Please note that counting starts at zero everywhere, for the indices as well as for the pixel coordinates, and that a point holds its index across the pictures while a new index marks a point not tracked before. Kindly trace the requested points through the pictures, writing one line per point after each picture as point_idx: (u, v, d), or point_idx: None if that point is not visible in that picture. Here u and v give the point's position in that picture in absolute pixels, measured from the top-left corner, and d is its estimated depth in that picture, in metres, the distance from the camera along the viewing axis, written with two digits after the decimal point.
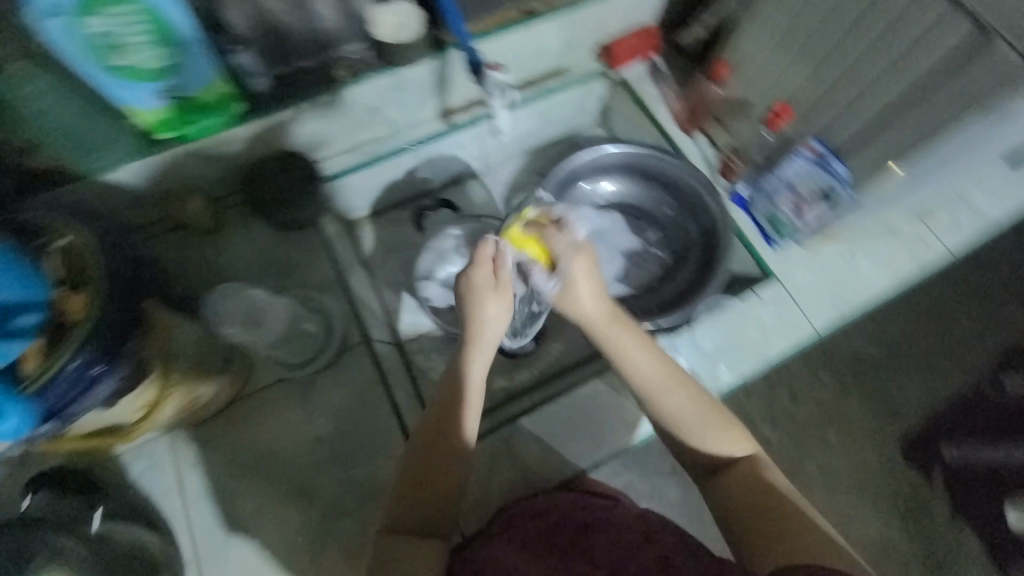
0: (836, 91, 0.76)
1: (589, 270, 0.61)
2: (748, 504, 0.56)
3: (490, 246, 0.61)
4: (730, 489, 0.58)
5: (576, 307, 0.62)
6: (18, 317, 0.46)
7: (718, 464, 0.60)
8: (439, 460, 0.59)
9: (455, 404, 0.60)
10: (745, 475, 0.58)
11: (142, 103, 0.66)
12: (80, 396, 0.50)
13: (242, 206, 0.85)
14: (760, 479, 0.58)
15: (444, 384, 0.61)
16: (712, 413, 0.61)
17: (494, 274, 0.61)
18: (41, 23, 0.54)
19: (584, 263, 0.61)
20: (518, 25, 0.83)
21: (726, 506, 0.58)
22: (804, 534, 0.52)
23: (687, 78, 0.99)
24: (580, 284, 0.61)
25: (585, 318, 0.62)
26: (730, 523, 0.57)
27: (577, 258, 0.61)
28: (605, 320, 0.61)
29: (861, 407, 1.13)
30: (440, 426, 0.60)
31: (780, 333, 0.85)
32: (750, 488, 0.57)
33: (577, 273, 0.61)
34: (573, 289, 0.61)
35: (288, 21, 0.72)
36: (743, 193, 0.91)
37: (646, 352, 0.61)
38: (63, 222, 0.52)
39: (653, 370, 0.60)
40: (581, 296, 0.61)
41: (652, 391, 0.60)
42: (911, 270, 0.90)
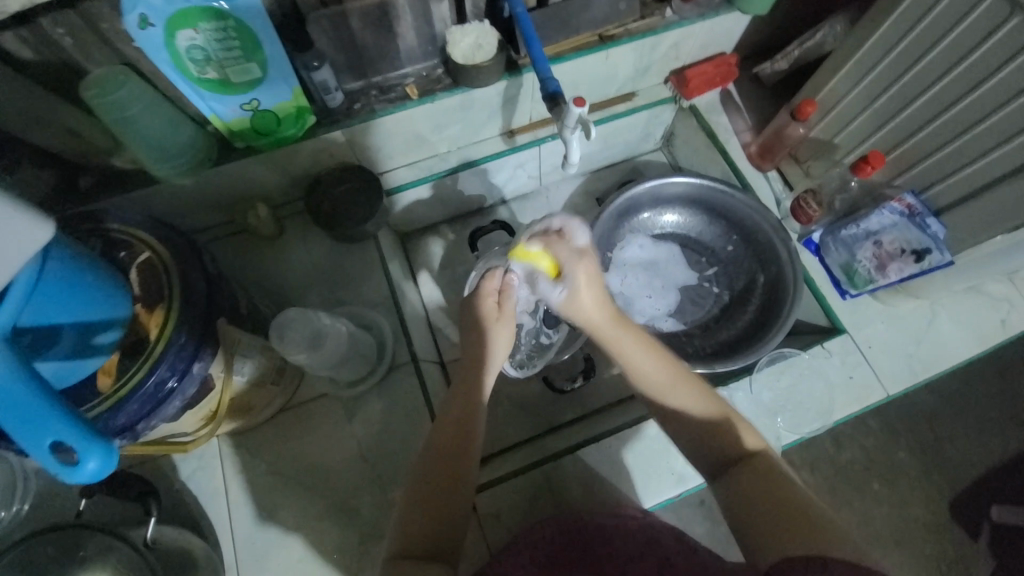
0: (939, 143, 0.69)
1: (592, 278, 0.64)
2: (756, 494, 0.53)
3: (495, 280, 0.67)
4: (747, 483, 0.55)
5: (579, 314, 0.64)
6: (98, 336, 0.47)
7: (732, 457, 0.58)
8: (455, 449, 0.60)
9: (465, 415, 0.62)
10: (757, 471, 0.55)
11: (225, 112, 0.68)
12: (148, 417, 0.50)
13: (306, 215, 0.88)
14: (771, 472, 0.55)
15: (456, 400, 0.63)
16: (718, 411, 0.60)
17: (499, 305, 0.67)
18: (136, 35, 0.56)
19: (582, 272, 0.63)
20: (596, 49, 0.80)
21: (736, 500, 0.54)
22: (809, 519, 0.49)
23: (761, 112, 0.95)
24: (584, 292, 0.63)
25: (590, 322, 0.64)
26: (748, 527, 0.52)
27: (577, 268, 0.63)
28: (606, 323, 0.63)
29: (911, 461, 1.13)
30: (457, 417, 0.62)
31: (849, 394, 0.79)
32: (756, 475, 0.55)
33: (579, 282, 0.63)
34: (577, 297, 0.63)
35: (364, 38, 0.71)
36: (816, 236, 0.86)
37: (641, 352, 0.62)
38: (154, 237, 0.54)
39: (656, 367, 0.62)
40: (585, 304, 0.63)
41: (657, 387, 0.61)
42: (999, 336, 0.82)
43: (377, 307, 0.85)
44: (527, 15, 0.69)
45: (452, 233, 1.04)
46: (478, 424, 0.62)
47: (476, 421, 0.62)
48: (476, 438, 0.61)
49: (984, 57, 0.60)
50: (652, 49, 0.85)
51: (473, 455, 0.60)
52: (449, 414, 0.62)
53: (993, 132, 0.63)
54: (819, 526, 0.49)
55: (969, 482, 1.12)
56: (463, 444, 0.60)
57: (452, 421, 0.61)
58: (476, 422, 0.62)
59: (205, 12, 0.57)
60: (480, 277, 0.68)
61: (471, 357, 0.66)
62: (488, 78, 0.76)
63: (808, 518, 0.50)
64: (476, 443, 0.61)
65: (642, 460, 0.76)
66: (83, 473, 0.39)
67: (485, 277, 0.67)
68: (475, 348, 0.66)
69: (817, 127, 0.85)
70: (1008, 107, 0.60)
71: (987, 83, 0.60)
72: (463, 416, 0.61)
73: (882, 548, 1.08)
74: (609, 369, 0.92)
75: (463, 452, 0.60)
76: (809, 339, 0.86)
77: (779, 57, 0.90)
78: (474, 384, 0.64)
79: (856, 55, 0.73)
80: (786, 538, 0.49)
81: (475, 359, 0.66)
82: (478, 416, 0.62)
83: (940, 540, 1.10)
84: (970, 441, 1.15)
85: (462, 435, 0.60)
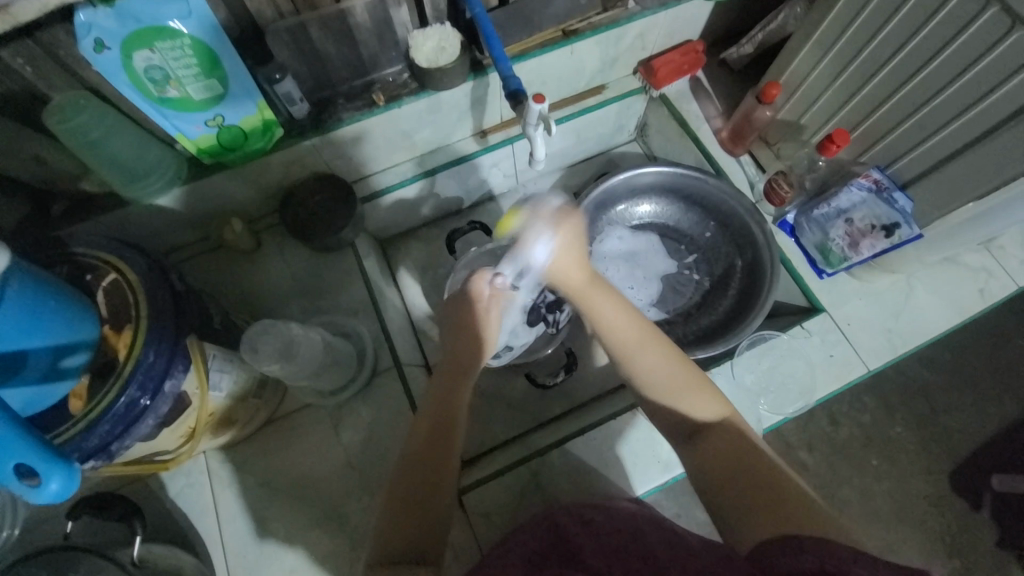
0: (901, 119, 0.70)
1: (575, 236, 0.63)
2: (722, 465, 0.54)
3: (484, 285, 0.68)
4: (709, 452, 0.55)
5: (558, 279, 0.64)
6: (67, 359, 0.47)
7: (691, 427, 0.58)
8: (434, 443, 0.60)
9: (448, 417, 0.62)
10: (725, 440, 0.55)
11: (191, 130, 0.68)
12: (121, 436, 0.50)
13: (282, 228, 0.88)
14: (734, 434, 0.56)
15: (433, 404, 0.63)
16: (682, 372, 0.60)
17: (484, 312, 0.68)
18: (92, 58, 0.56)
19: (567, 232, 0.62)
20: (559, 45, 0.80)
21: (702, 473, 0.55)
22: (790, 501, 0.48)
23: (729, 97, 0.96)
24: (567, 251, 0.62)
25: (568, 282, 0.64)
26: (717, 499, 0.53)
27: (563, 233, 0.62)
28: (584, 284, 0.64)
29: (908, 434, 1.14)
30: (436, 419, 0.62)
31: (833, 373, 0.79)
32: (730, 454, 0.54)
33: (564, 242, 0.62)
34: (559, 258, 0.62)
35: (325, 47, 0.72)
36: (791, 218, 0.87)
37: (609, 318, 0.63)
38: (122, 259, 0.54)
39: (626, 323, 0.63)
40: (567, 264, 0.62)
41: (623, 349, 0.62)
42: (977, 304, 0.82)
43: (359, 314, 0.86)
44: (486, 15, 0.69)
45: (433, 235, 1.05)
46: (454, 420, 0.63)
47: (457, 416, 0.63)
48: (455, 434, 0.62)
49: (940, 27, 0.60)
50: (617, 42, 0.85)
51: (452, 452, 0.61)
52: (438, 424, 0.62)
53: (954, 101, 0.62)
54: (797, 504, 0.47)
55: (969, 452, 1.13)
56: (443, 438, 0.61)
57: (430, 421, 0.62)
58: (456, 419, 0.63)
59: (159, 33, 0.56)
60: (469, 280, 0.69)
61: (456, 352, 0.67)
62: (453, 80, 0.76)
63: (783, 495, 0.49)
64: (456, 441, 0.62)
65: (630, 449, 0.76)
66: (45, 494, 0.40)
67: (474, 279, 0.69)
68: (460, 347, 0.67)
69: (784, 108, 0.85)
70: (964, 77, 0.60)
71: (943, 54, 0.61)
72: (447, 410, 0.63)
73: (882, 523, 1.09)
74: (594, 361, 0.93)
75: (445, 449, 0.61)
76: (790, 320, 0.86)
77: (744, 42, 0.90)
78: (455, 382, 0.65)
79: (815, 34, 0.74)
80: (762, 520, 0.48)
81: (463, 360, 0.66)
82: (456, 414, 0.64)
83: (941, 512, 1.11)
84: (965, 411, 1.15)
85: (444, 431, 0.61)
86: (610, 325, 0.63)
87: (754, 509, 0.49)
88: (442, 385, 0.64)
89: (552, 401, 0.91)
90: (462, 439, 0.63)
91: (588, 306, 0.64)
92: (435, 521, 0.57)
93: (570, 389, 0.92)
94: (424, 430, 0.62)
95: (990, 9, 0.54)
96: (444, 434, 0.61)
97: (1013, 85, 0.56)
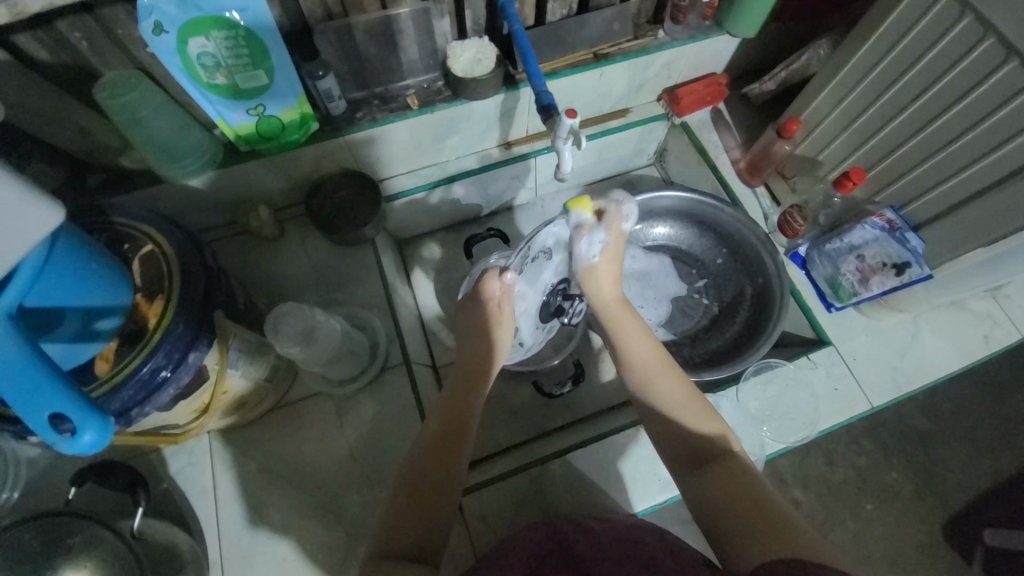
0: (916, 163, 0.72)
1: (618, 250, 0.70)
2: (727, 492, 0.53)
3: (496, 284, 0.68)
4: (715, 482, 0.54)
5: (594, 282, 0.69)
6: (100, 321, 0.49)
7: (704, 456, 0.58)
8: (448, 441, 0.61)
9: (461, 417, 0.63)
10: (727, 470, 0.55)
11: (233, 117, 0.70)
12: (141, 404, 0.51)
13: (305, 219, 0.90)
14: (743, 470, 0.55)
15: (447, 406, 0.64)
16: (700, 403, 0.62)
17: (498, 308, 0.70)
18: (150, 40, 0.58)
19: (616, 240, 0.69)
20: (590, 66, 0.83)
21: (704, 500, 0.54)
22: (788, 530, 0.48)
23: (749, 130, 0.99)
24: (608, 262, 0.69)
25: (600, 298, 0.69)
26: (717, 527, 0.52)
27: (615, 237, 0.68)
28: (613, 303, 0.69)
29: (905, 480, 1.13)
30: (450, 413, 0.63)
31: (836, 405, 0.79)
32: (729, 483, 0.53)
33: (610, 248, 0.69)
34: (602, 263, 0.69)
35: (367, 50, 0.75)
36: (803, 250, 0.89)
37: (629, 343, 0.66)
38: (158, 232, 0.56)
39: (647, 350, 0.66)
40: (606, 274, 0.69)
41: (643, 370, 0.64)
42: (982, 351, 0.83)
43: (373, 309, 0.87)
44: (524, 33, 0.72)
45: (450, 240, 1.07)
46: (471, 419, 0.63)
47: (472, 418, 0.63)
48: (469, 433, 0.63)
49: (958, 77, 0.63)
50: (645, 68, 0.88)
51: (464, 448, 0.61)
52: (447, 422, 0.62)
53: (969, 149, 0.65)
54: (800, 534, 0.47)
55: (966, 502, 1.12)
56: (458, 436, 0.62)
57: (447, 419, 0.62)
58: (472, 417, 0.63)
59: (216, 21, 0.59)
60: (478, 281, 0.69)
61: (472, 353, 0.69)
62: (487, 91, 0.79)
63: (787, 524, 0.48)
64: (469, 440, 0.62)
65: (630, 464, 0.76)
66: (78, 444, 0.41)
67: (487, 278, 0.69)
68: (483, 347, 0.69)
69: (802, 144, 0.88)
70: (979, 127, 0.63)
71: (959, 104, 0.64)
72: (465, 406, 0.64)
73: (874, 567, 1.08)
74: (599, 376, 0.94)
75: (459, 444, 0.61)
76: (796, 351, 0.87)
77: (767, 79, 0.93)
78: (472, 381, 0.66)
79: (836, 76, 0.77)
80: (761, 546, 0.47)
81: (480, 357, 0.68)
82: (471, 413, 0.64)
83: (935, 561, 1.09)
84: (965, 462, 1.15)
85: (461, 428, 0.62)
86: (631, 350, 0.66)
87: (754, 534, 0.49)
88: (466, 384, 0.66)
89: (555, 413, 0.91)
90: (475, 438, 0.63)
91: (613, 326, 0.68)
92: (439, 519, 0.57)
93: (573, 401, 0.92)
94: (436, 427, 0.62)
95: (1010, 62, 0.57)
96: (459, 432, 0.62)
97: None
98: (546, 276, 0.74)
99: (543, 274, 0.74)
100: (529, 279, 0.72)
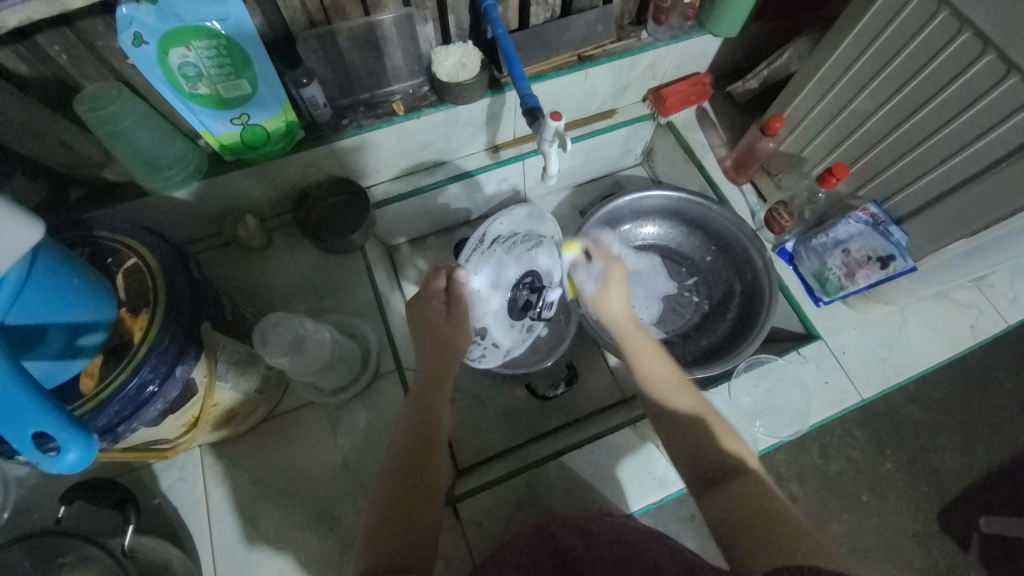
0: (897, 156, 0.73)
1: (621, 281, 0.75)
2: (744, 509, 0.53)
3: (442, 280, 0.69)
4: (732, 500, 0.54)
5: (605, 308, 0.74)
6: (84, 337, 0.48)
7: (711, 475, 0.57)
8: (422, 446, 0.61)
9: (429, 423, 0.64)
10: (746, 488, 0.54)
11: (216, 126, 0.70)
12: (128, 420, 0.51)
13: (293, 227, 0.90)
14: (751, 482, 0.55)
15: (420, 412, 0.64)
16: (714, 421, 0.61)
17: (447, 307, 0.68)
18: (129, 51, 0.57)
19: (615, 272, 0.76)
20: (575, 68, 0.83)
21: (722, 517, 0.54)
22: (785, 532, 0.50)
23: (734, 128, 1.00)
24: (612, 291, 0.74)
25: (614, 322, 0.73)
26: (732, 541, 0.52)
27: (612, 268, 0.76)
28: (629, 325, 0.72)
29: (898, 471, 1.14)
30: (423, 416, 0.64)
31: (827, 398, 0.80)
32: (747, 496, 0.54)
33: (611, 278, 0.75)
34: (605, 291, 0.74)
35: (351, 57, 0.75)
36: (790, 246, 0.90)
37: (647, 364, 0.67)
38: (144, 246, 0.55)
39: (662, 367, 0.66)
40: (611, 302, 0.73)
41: (658, 385, 0.64)
42: (968, 340, 0.84)
43: (364, 316, 0.87)
44: (508, 36, 0.72)
45: (439, 245, 1.07)
46: (439, 420, 0.65)
47: (439, 424, 0.64)
48: (439, 437, 0.63)
49: (936, 71, 0.64)
50: (629, 69, 0.89)
51: (437, 455, 0.62)
52: (419, 431, 0.63)
53: (947, 143, 0.66)
54: (789, 529, 0.50)
55: (959, 491, 1.14)
56: (433, 441, 0.62)
57: (417, 424, 0.63)
58: (438, 419, 0.65)
59: (196, 31, 0.58)
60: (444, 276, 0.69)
61: (430, 355, 0.67)
62: (472, 95, 0.79)
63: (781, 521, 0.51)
64: (442, 444, 0.63)
65: (624, 465, 0.77)
66: (63, 463, 0.40)
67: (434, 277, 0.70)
68: (438, 352, 0.67)
69: (786, 141, 0.89)
70: (957, 121, 0.64)
71: (938, 98, 0.65)
72: (427, 414, 0.64)
73: (870, 558, 1.09)
74: (592, 376, 0.94)
75: (431, 447, 0.62)
76: (787, 345, 0.88)
77: (749, 77, 0.95)
78: (434, 384, 0.67)
79: (817, 74, 0.78)
80: (774, 559, 0.47)
81: (440, 362, 0.67)
82: (438, 415, 0.65)
83: (931, 550, 1.10)
84: (957, 451, 1.16)
85: (426, 437, 0.62)
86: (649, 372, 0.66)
87: (764, 546, 0.49)
88: (422, 392, 0.66)
89: (549, 415, 0.91)
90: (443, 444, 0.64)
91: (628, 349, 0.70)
92: (432, 528, 0.57)
93: (567, 403, 0.92)
94: (410, 433, 0.62)
95: (986, 55, 0.58)
96: (428, 437, 0.62)
97: (1013, 124, 0.58)
98: (508, 272, 0.70)
99: (502, 271, 0.69)
100: (486, 276, 0.68)
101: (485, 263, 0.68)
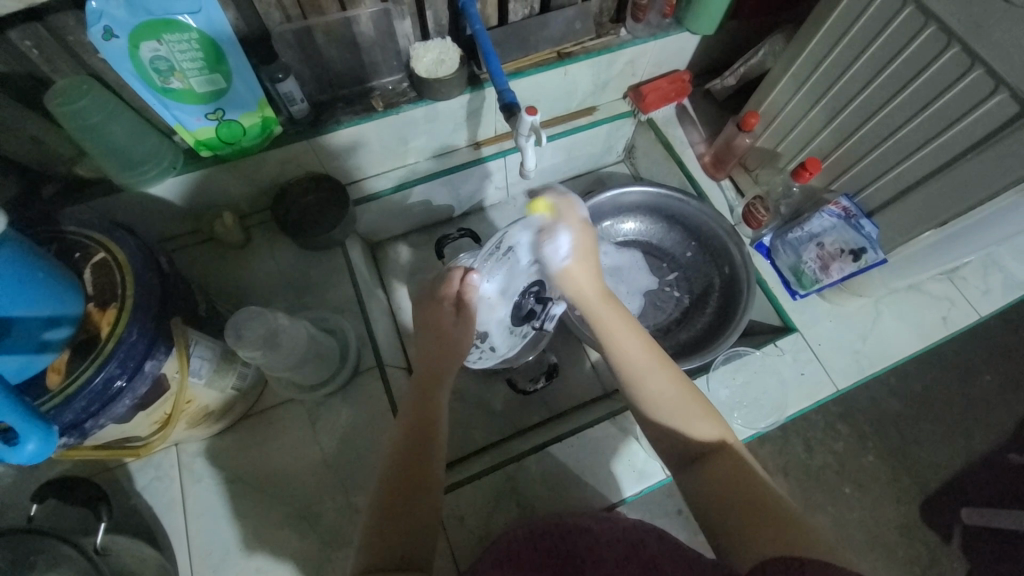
0: (868, 150, 0.75)
1: (589, 248, 0.70)
2: (725, 490, 0.53)
3: (455, 284, 0.71)
4: (711, 479, 0.54)
5: (572, 280, 0.69)
6: (49, 331, 0.48)
7: (695, 452, 0.57)
8: (411, 444, 0.60)
9: (421, 419, 0.62)
10: (723, 466, 0.55)
11: (190, 121, 0.69)
12: (95, 415, 0.50)
13: (272, 224, 0.89)
14: (731, 464, 0.55)
15: (416, 411, 0.63)
16: (689, 401, 0.60)
17: (455, 311, 0.70)
18: (99, 45, 0.57)
19: (586, 240, 0.70)
20: (554, 65, 0.84)
21: (701, 497, 0.54)
22: (769, 513, 0.49)
23: (713, 124, 1.01)
24: (580, 261, 0.69)
25: (579, 295, 0.69)
26: (710, 519, 0.52)
27: (581, 235, 0.69)
28: (596, 298, 0.68)
29: (880, 464, 1.16)
30: (421, 411, 0.63)
31: (803, 390, 0.82)
32: (727, 475, 0.54)
33: (581, 247, 0.69)
34: (574, 261, 0.69)
35: (328, 52, 0.74)
36: (767, 240, 0.92)
37: (615, 337, 0.64)
38: (113, 241, 0.55)
39: (633, 345, 0.64)
40: (579, 271, 0.69)
41: (632, 365, 0.62)
42: (941, 331, 0.86)
43: (345, 312, 0.86)
44: (486, 32, 0.73)
45: (421, 242, 1.07)
46: (437, 420, 0.63)
47: (436, 423, 0.63)
48: (437, 433, 0.62)
49: (903, 65, 0.65)
50: (608, 66, 0.89)
51: (438, 450, 0.61)
52: (415, 430, 0.61)
53: (915, 136, 0.67)
54: (786, 522, 0.48)
55: (940, 483, 1.15)
56: (428, 439, 0.61)
57: (416, 420, 0.62)
58: (434, 416, 0.63)
59: (167, 24, 0.58)
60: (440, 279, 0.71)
61: (430, 354, 0.69)
62: (451, 91, 0.79)
63: (770, 508, 0.50)
64: (438, 442, 0.61)
65: (603, 458, 0.77)
66: (22, 454, 0.40)
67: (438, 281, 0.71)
68: (437, 350, 0.69)
69: (762, 136, 0.90)
70: (924, 113, 0.65)
71: (906, 91, 0.66)
72: (422, 413, 0.63)
73: (853, 550, 1.11)
74: (574, 371, 0.95)
75: (428, 443, 0.60)
76: (764, 338, 0.89)
77: (726, 74, 0.96)
78: (435, 380, 0.67)
79: (790, 70, 0.79)
80: (758, 542, 0.47)
81: (438, 364, 0.68)
82: (436, 414, 0.64)
83: (914, 541, 1.12)
84: (937, 442, 1.18)
85: (424, 434, 0.61)
86: (617, 348, 0.64)
87: (742, 526, 0.49)
88: (421, 389, 0.65)
89: (530, 410, 0.92)
90: (442, 440, 0.62)
91: (595, 319, 0.67)
92: (430, 529, 0.55)
93: (549, 397, 0.92)
94: (408, 431, 0.61)
95: (951, 48, 0.59)
96: (423, 434, 0.61)
97: (983, 112, 0.59)
98: (516, 283, 0.76)
99: (511, 281, 0.76)
100: (497, 285, 0.75)
101: (498, 271, 0.74)
